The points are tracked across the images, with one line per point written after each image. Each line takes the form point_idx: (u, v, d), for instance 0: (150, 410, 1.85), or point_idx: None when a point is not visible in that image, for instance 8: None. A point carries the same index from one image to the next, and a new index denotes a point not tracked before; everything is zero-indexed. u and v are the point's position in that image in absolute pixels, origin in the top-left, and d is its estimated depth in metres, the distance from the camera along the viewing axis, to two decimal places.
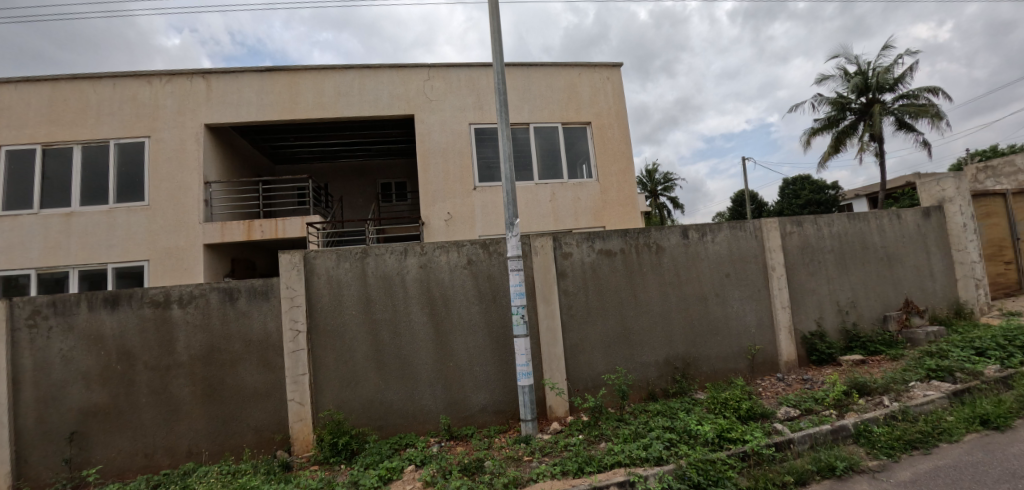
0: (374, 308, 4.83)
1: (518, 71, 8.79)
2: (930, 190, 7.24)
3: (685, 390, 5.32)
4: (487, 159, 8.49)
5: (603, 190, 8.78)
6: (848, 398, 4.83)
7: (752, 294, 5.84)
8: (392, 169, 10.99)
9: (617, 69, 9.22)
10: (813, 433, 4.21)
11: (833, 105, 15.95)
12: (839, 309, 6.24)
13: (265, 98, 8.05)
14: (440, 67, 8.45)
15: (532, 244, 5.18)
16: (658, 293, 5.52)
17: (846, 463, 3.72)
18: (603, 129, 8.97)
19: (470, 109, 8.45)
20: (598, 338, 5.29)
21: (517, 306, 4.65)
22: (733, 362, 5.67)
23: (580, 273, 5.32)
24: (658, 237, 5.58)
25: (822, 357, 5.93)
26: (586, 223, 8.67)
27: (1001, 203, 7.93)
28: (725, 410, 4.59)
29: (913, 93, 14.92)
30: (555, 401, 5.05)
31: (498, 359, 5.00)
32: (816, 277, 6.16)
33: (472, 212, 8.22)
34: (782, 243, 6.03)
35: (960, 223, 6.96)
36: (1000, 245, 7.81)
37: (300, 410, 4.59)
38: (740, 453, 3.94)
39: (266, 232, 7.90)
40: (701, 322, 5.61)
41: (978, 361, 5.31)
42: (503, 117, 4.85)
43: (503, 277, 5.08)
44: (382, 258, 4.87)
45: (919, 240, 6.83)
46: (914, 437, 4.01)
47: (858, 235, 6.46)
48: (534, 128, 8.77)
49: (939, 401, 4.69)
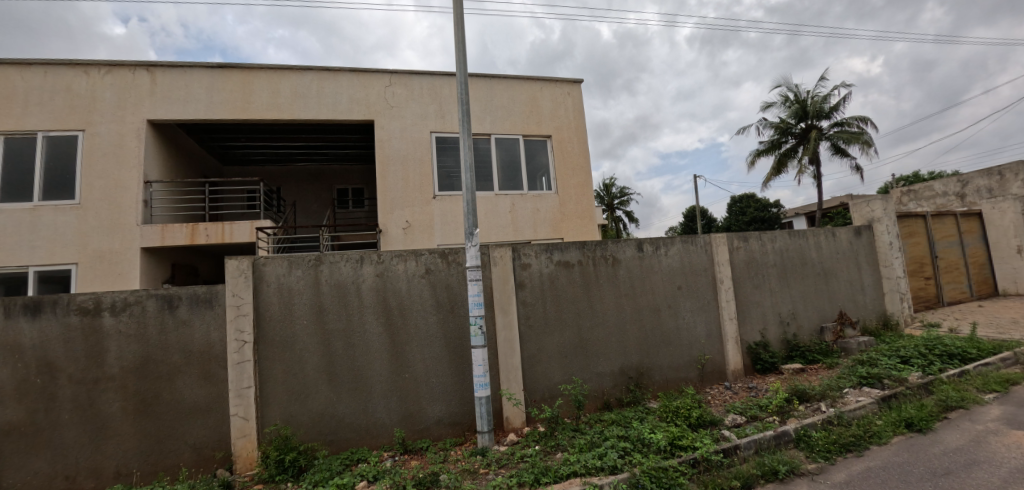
0: (327, 318, 4.65)
1: (480, 82, 8.86)
2: (861, 211, 7.90)
3: (638, 400, 5.45)
4: (447, 168, 8.45)
5: (561, 202, 8.93)
6: (789, 405, 5.12)
7: (701, 306, 6.09)
8: (349, 175, 10.70)
9: (577, 85, 9.47)
10: (758, 439, 4.41)
11: (776, 129, 17.07)
12: (781, 320, 6.62)
13: (215, 95, 7.66)
14: (402, 74, 8.37)
15: (491, 254, 5.20)
16: (613, 305, 5.64)
17: (787, 467, 3.93)
18: (562, 143, 9.16)
19: (432, 118, 8.39)
20: (555, 348, 5.34)
21: (474, 317, 4.62)
22: (684, 372, 5.87)
23: (538, 284, 5.36)
24: (614, 249, 5.73)
25: (766, 366, 6.26)
26: (544, 234, 8.78)
27: (922, 224, 8.71)
28: (676, 419, 4.75)
29: (846, 121, 16.17)
30: (512, 412, 5.05)
31: (454, 370, 4.93)
32: (760, 289, 6.52)
33: (430, 220, 8.13)
34: (729, 257, 6.35)
35: (887, 241, 7.58)
36: (921, 262, 8.57)
37: (244, 425, 4.34)
38: (691, 459, 4.09)
39: (211, 237, 7.45)
40: (655, 333, 5.79)
41: (903, 369, 5.75)
42: (465, 126, 4.82)
43: (460, 287, 5.05)
44: (337, 266, 4.71)
45: (851, 257, 7.37)
46: (848, 441, 4.29)
47: (798, 250, 6.90)
48: (495, 139, 8.82)
49: (870, 407, 5.05)
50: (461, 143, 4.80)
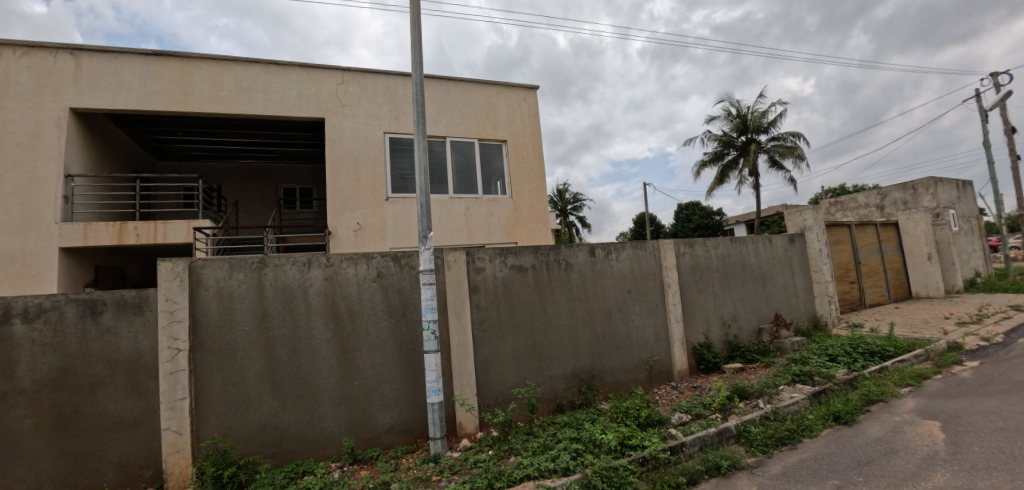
0: (271, 323, 4.42)
1: (436, 84, 8.78)
2: (794, 220, 8.48)
3: (590, 401, 5.57)
4: (400, 170, 8.29)
5: (516, 207, 8.99)
6: (730, 402, 5.41)
7: (650, 309, 6.31)
8: (297, 174, 10.26)
9: (533, 91, 9.60)
10: (702, 436, 4.63)
11: (719, 141, 18.04)
12: (723, 322, 6.98)
13: (149, 85, 7.12)
14: (355, 72, 8.15)
15: (444, 258, 5.14)
16: (566, 308, 5.74)
17: (729, 462, 4.14)
18: (517, 148, 9.23)
19: (385, 118, 8.22)
20: (508, 352, 5.35)
21: (427, 322, 4.55)
22: (633, 373, 6.06)
23: (492, 288, 5.35)
24: (566, 254, 5.84)
25: (709, 366, 6.57)
26: (498, 238, 8.81)
27: (847, 233, 9.48)
28: (626, 419, 4.90)
29: (782, 136, 17.35)
30: (465, 418, 5.01)
31: (406, 376, 4.83)
32: (704, 293, 6.85)
33: (383, 223, 7.95)
34: (676, 261, 6.64)
35: (817, 248, 8.19)
36: (846, 267, 9.32)
37: (177, 440, 4.05)
38: (640, 458, 4.22)
39: (141, 237, 6.91)
40: (605, 336, 5.94)
41: (831, 366, 6.21)
42: (420, 128, 4.74)
43: (413, 291, 4.96)
44: (282, 269, 4.48)
45: (786, 262, 7.90)
46: (783, 435, 4.59)
47: (738, 256, 7.32)
48: (451, 142, 8.76)
49: (802, 402, 5.42)
50: (416, 144, 4.72)
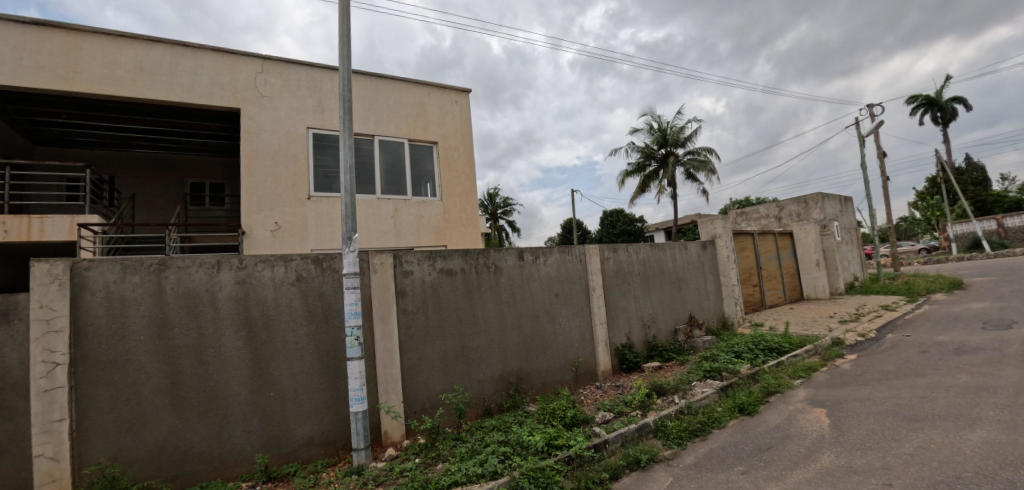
0: (172, 332, 3.99)
1: (365, 80, 8.47)
2: (707, 228, 9.21)
3: (518, 404, 5.64)
4: (324, 168, 7.88)
5: (446, 209, 8.91)
6: (649, 399, 5.74)
7: (575, 312, 6.53)
8: (206, 167, 9.40)
9: (465, 94, 9.57)
10: (624, 432, 4.86)
11: (642, 153, 19.15)
12: (643, 324, 7.40)
13: (24, 58, 6.18)
14: (276, 61, 7.63)
15: (370, 260, 4.95)
16: (494, 312, 5.77)
17: (648, 455, 4.38)
18: (448, 151, 9.15)
19: (309, 112, 7.78)
20: (436, 357, 5.26)
21: (350, 328, 4.35)
22: (560, 374, 6.24)
23: (420, 292, 5.23)
24: (496, 257, 5.87)
25: (630, 365, 6.93)
26: (428, 241, 8.67)
27: (751, 241, 10.46)
28: (553, 420, 5.03)
29: (697, 150, 18.78)
30: (391, 426, 4.85)
31: (327, 385, 4.58)
32: (626, 296, 7.22)
33: (304, 223, 7.51)
34: (600, 266, 6.94)
35: (726, 255, 8.95)
36: (750, 272, 10.28)
37: (52, 468, 3.53)
38: (566, 457, 4.35)
39: (9, 234, 5.96)
40: (533, 339, 6.05)
41: (737, 362, 6.80)
42: (346, 125, 4.53)
43: (336, 296, 4.72)
44: (186, 272, 4.06)
45: (699, 267, 8.54)
46: (696, 427, 4.95)
47: (657, 261, 7.80)
48: (379, 141, 8.48)
49: (712, 396, 5.89)
50: (341, 141, 4.50)
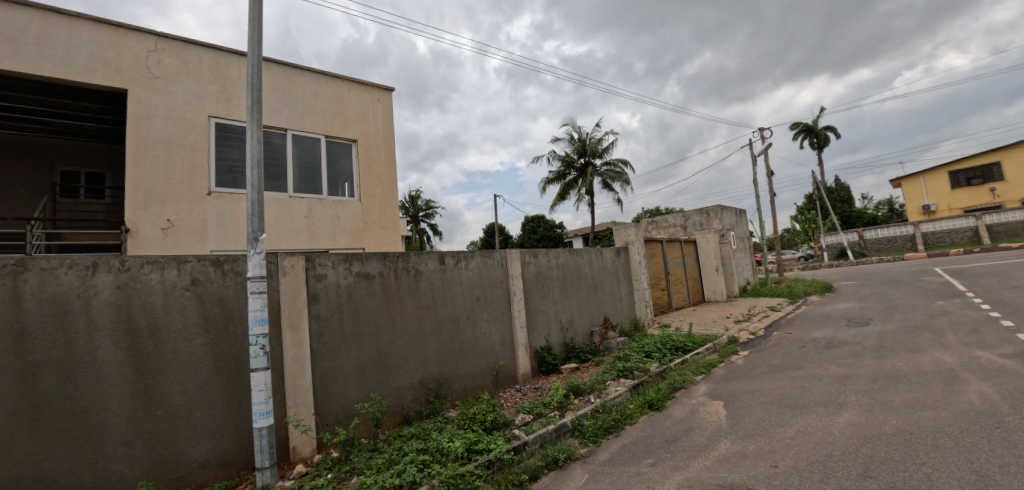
0: (31, 345, 3.41)
1: (278, 70, 7.91)
2: (621, 235, 9.75)
3: (437, 410, 5.55)
4: (229, 161, 7.23)
5: (364, 211, 8.56)
6: (567, 400, 5.92)
7: (496, 316, 6.58)
8: (81, 154, 8.19)
9: (388, 92, 9.30)
10: (542, 433, 4.96)
11: (562, 162, 19.82)
12: (561, 326, 7.64)
13: None
14: (173, 41, 6.89)
15: (279, 263, 4.59)
16: (414, 317, 5.62)
17: (565, 454, 4.51)
18: (368, 150, 8.82)
19: (212, 100, 7.10)
20: (352, 365, 5.00)
21: (254, 337, 3.98)
22: (480, 379, 6.24)
23: (334, 297, 4.94)
24: (416, 261, 5.74)
25: (549, 367, 7.12)
26: (344, 243, 8.26)
27: (660, 248, 11.23)
28: (473, 425, 5.01)
29: (613, 162, 19.82)
30: (300, 441, 4.53)
31: (227, 400, 4.17)
32: (545, 300, 7.41)
33: (202, 221, 6.82)
34: (521, 270, 7.06)
35: (638, 260, 9.52)
36: (659, 277, 11.02)
37: None
38: (486, 461, 4.35)
39: None
40: (453, 343, 5.99)
41: (647, 361, 7.25)
42: (254, 117, 4.15)
43: (239, 301, 4.34)
44: (51, 275, 3.50)
45: (613, 272, 9.00)
46: (610, 424, 5.19)
47: (575, 266, 8.11)
48: (292, 136, 7.96)
49: (624, 394, 6.21)
50: (246, 132, 4.12)
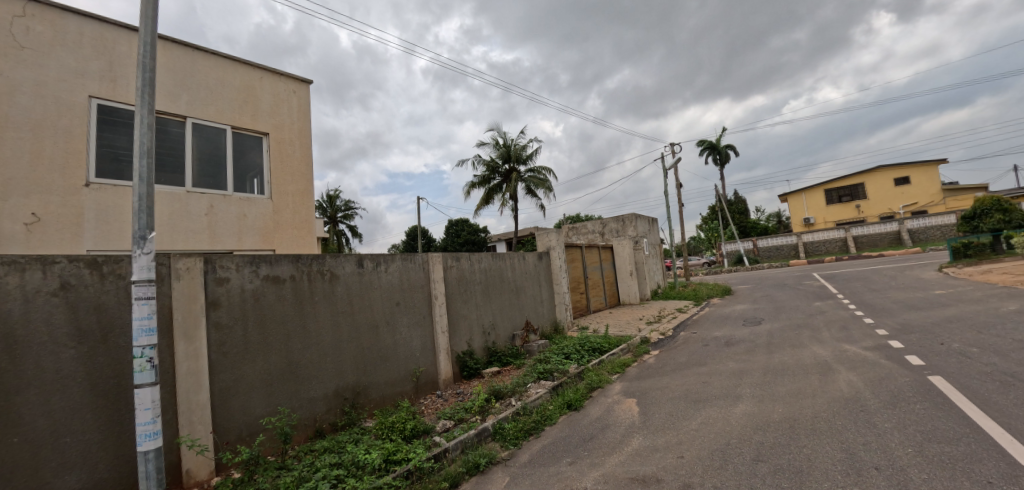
0: None
1: (177, 51, 7.16)
2: (543, 240, 9.99)
3: (353, 421, 5.30)
4: (114, 149, 6.39)
5: (275, 210, 7.99)
6: (488, 404, 5.91)
7: (417, 321, 6.43)
8: None
9: (304, 85, 8.79)
10: (463, 438, 4.91)
11: (487, 166, 19.92)
12: (483, 331, 7.64)
13: None
14: (46, 7, 5.99)
15: (172, 265, 4.11)
16: (329, 323, 5.32)
17: (486, 459, 4.49)
18: (281, 145, 8.26)
19: (94, 78, 6.25)
20: (257, 377, 4.61)
21: (139, 349, 3.39)
22: (400, 386, 6.05)
23: (237, 303, 4.53)
24: (331, 264, 5.45)
25: (471, 372, 7.08)
26: (251, 244, 7.63)
27: (580, 253, 11.65)
28: (391, 434, 4.83)
29: (537, 169, 20.29)
30: (195, 464, 4.08)
31: (104, 421, 3.65)
32: (468, 304, 7.38)
33: (78, 217, 5.96)
34: (443, 274, 6.97)
35: (558, 265, 9.80)
36: (578, 281, 11.42)
37: None
38: (405, 472, 4.21)
39: None
40: (372, 350, 5.75)
41: (566, 363, 7.46)
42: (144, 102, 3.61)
43: (121, 308, 3.84)
44: None
45: (535, 276, 9.19)
46: (530, 426, 5.26)
47: (498, 270, 8.17)
48: (192, 125, 7.20)
49: (544, 395, 6.34)
50: (136, 116, 3.58)
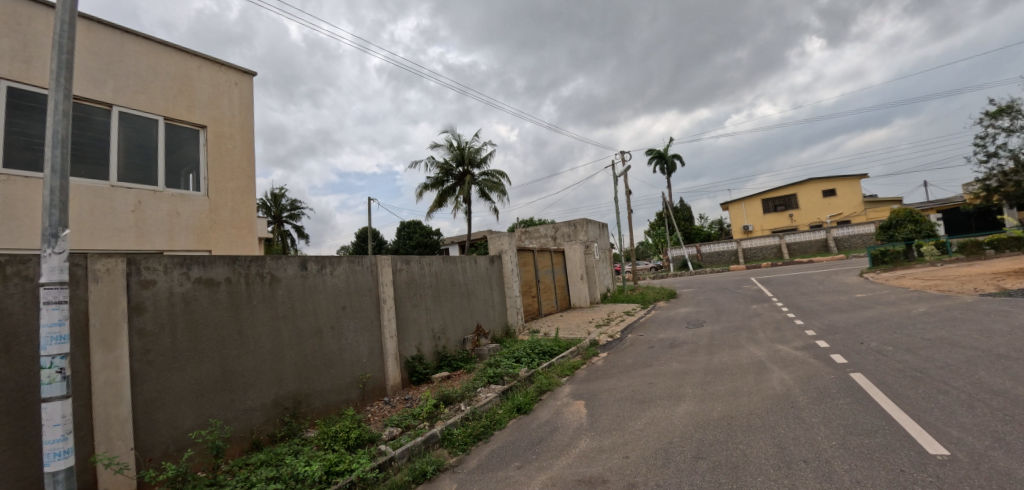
0: None
1: (103, 33, 6.61)
2: (496, 244, 9.99)
3: (294, 432, 5.05)
4: (25, 137, 5.78)
5: (212, 207, 7.51)
6: (437, 409, 5.81)
7: (364, 326, 6.23)
8: None
9: (247, 76, 8.35)
10: (410, 446, 4.79)
11: (441, 168, 19.73)
12: (433, 335, 7.52)
13: None
14: None
15: (89, 267, 3.76)
16: (268, 329, 5.05)
17: (433, 466, 4.40)
18: (221, 139, 7.79)
19: (3, 57, 5.63)
20: (187, 387, 4.29)
21: (46, 358, 3.03)
22: (345, 393, 5.83)
23: (165, 308, 4.20)
24: (272, 266, 5.18)
25: (420, 377, 6.94)
26: (184, 244, 7.12)
27: (532, 256, 11.75)
28: (334, 445, 4.64)
29: (491, 172, 20.32)
30: (113, 484, 3.72)
31: (4, 441, 3.25)
32: (417, 308, 7.24)
33: None
34: (392, 277, 6.81)
35: (510, 269, 9.83)
36: (530, 284, 11.50)
37: None
38: (347, 483, 4.05)
39: None
40: (315, 357, 5.51)
41: (516, 366, 7.47)
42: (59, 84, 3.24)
43: (26, 314, 3.45)
44: None
45: (487, 280, 9.17)
46: (479, 431, 5.21)
47: (449, 273, 8.08)
48: (119, 114, 6.64)
49: (494, 399, 6.32)
50: (48, 101, 3.19)
